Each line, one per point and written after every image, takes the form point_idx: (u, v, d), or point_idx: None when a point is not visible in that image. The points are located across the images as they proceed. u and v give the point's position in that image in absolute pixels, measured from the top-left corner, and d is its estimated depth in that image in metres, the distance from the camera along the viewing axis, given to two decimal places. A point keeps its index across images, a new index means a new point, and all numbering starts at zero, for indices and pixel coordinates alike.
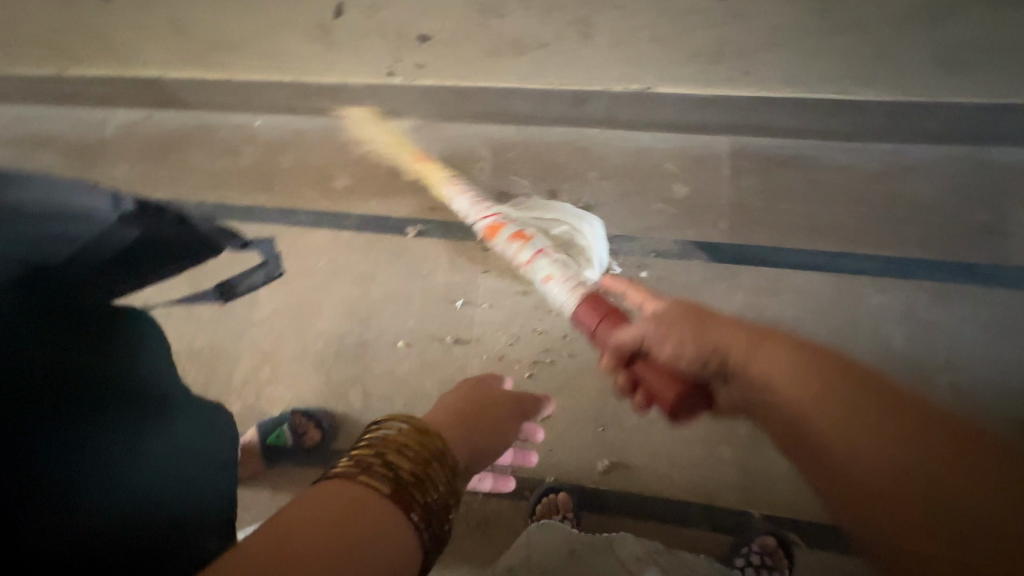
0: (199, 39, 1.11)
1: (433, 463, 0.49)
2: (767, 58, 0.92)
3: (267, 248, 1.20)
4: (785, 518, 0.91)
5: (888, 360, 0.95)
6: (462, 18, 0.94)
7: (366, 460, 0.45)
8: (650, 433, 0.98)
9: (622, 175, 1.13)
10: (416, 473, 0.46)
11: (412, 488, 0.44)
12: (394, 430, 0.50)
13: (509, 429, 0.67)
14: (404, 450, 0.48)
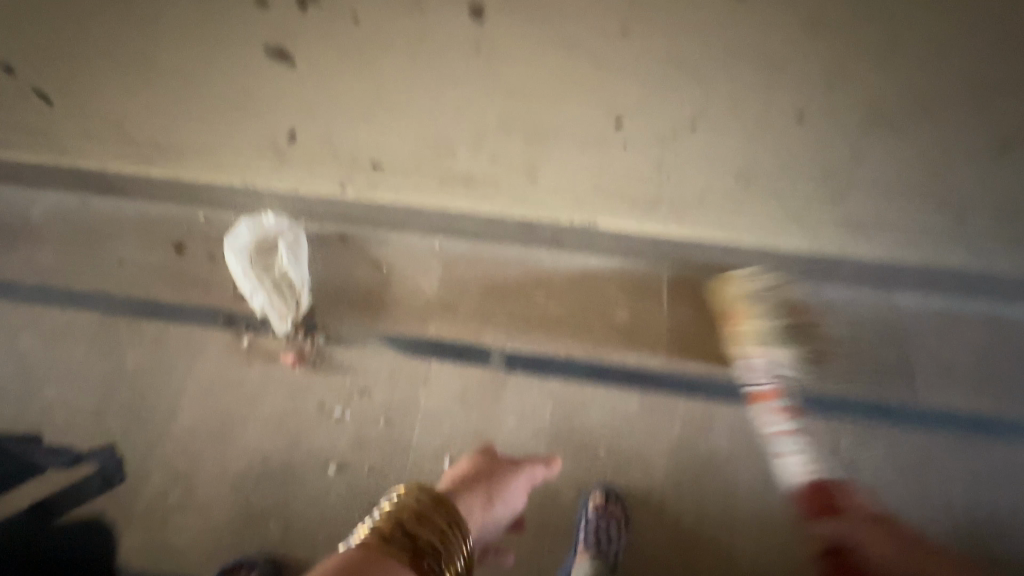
0: (143, 142, 1.08)
1: (453, 529, 0.54)
2: (698, 211, 0.99)
3: (196, 353, 1.14)
4: None
5: None
6: (413, 154, 0.96)
7: (385, 530, 0.51)
8: None
9: (567, 296, 1.17)
10: (435, 544, 0.51)
11: (430, 559, 0.50)
12: (411, 497, 0.54)
13: (518, 495, 0.65)
14: (421, 518, 0.53)
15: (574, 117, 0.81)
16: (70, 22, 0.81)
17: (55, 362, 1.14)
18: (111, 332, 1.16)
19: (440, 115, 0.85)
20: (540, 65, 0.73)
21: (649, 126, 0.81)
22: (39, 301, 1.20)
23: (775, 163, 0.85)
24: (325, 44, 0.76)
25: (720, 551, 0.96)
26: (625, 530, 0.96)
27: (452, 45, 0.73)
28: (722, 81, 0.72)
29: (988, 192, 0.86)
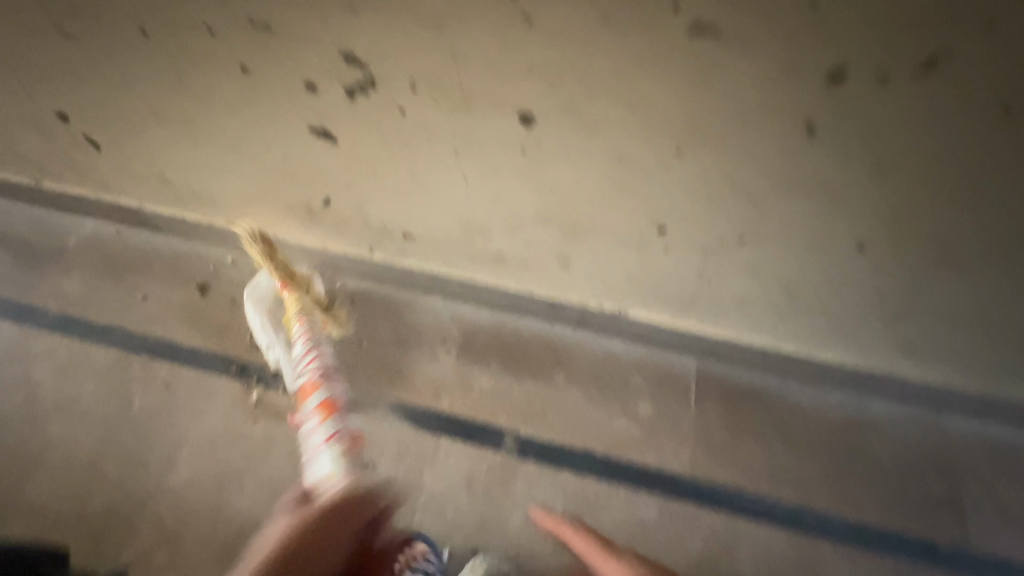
0: (181, 191, 1.09)
1: None
2: (734, 314, 0.94)
3: (204, 402, 1.11)
4: None
5: None
6: (444, 231, 0.94)
7: None
8: None
9: (588, 382, 1.12)
10: None
11: None
12: None
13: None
14: None
15: (614, 216, 0.79)
16: (134, 83, 0.84)
17: (63, 397, 1.12)
18: (123, 371, 1.15)
19: (475, 202, 0.84)
20: (583, 168, 0.73)
21: (691, 233, 0.78)
22: (59, 330, 1.20)
23: (827, 281, 0.81)
24: (368, 125, 0.76)
25: None
26: None
27: (499, 142, 0.73)
28: (771, 200, 0.70)
29: None
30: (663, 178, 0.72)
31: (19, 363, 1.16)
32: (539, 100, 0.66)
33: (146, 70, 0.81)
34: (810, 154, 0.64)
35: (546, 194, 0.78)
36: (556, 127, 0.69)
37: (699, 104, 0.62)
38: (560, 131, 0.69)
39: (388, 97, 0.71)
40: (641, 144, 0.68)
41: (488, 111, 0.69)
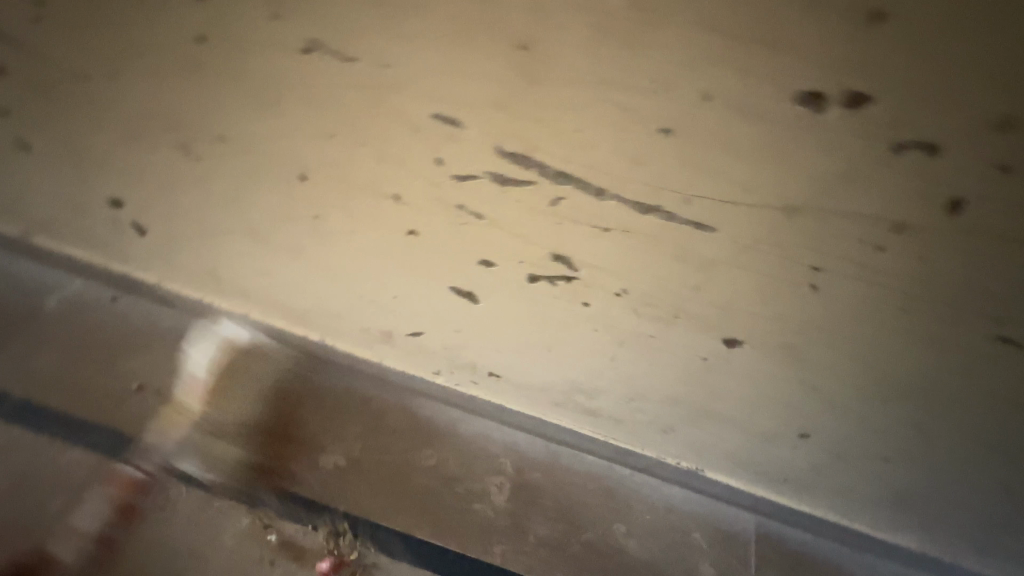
0: (224, 289, 0.90)
1: None
2: (826, 497, 0.91)
3: (206, 538, 0.91)
4: None
5: None
6: (547, 382, 0.84)
7: None
8: None
9: (650, 536, 1.03)
10: None
11: None
12: None
13: None
14: None
15: (770, 420, 0.74)
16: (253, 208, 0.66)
17: (18, 518, 0.89)
18: (105, 486, 0.93)
19: (610, 374, 0.73)
20: (774, 386, 0.68)
21: (832, 449, 0.76)
22: (20, 422, 0.96)
23: (931, 501, 0.81)
24: (530, 305, 0.64)
25: None
26: None
27: (689, 349, 0.65)
28: (926, 441, 0.71)
29: None
30: (841, 407, 0.69)
31: None
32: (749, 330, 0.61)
33: (281, 204, 0.64)
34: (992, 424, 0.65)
35: (713, 391, 0.71)
36: (762, 351, 0.63)
37: (916, 371, 0.61)
38: (766, 357, 0.64)
39: (584, 291, 0.60)
40: (838, 380, 0.66)
41: (691, 325, 0.62)
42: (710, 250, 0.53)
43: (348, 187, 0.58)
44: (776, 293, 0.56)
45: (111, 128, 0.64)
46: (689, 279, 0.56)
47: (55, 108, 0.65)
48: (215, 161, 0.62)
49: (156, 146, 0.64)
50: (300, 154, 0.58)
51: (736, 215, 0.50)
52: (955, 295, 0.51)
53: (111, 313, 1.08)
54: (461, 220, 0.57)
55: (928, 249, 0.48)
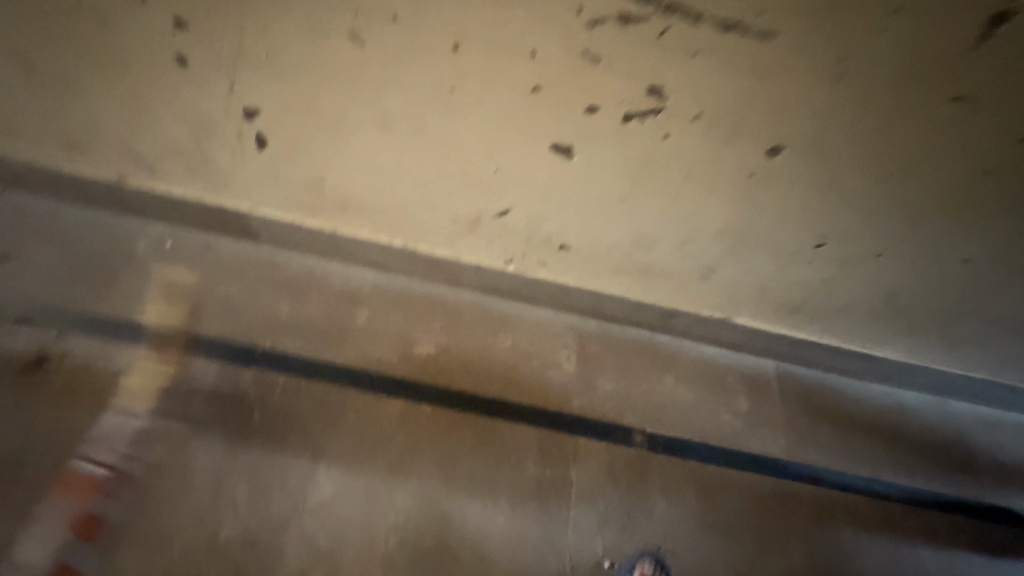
0: (328, 197, 1.03)
1: None
2: (830, 319, 1.14)
3: (333, 416, 1.05)
4: None
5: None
6: (612, 243, 1.03)
7: None
8: None
9: (694, 383, 1.24)
10: None
11: None
12: None
13: None
14: None
15: (795, 236, 0.94)
16: (397, 91, 0.79)
17: (166, 417, 1.00)
18: (234, 385, 1.05)
19: (670, 216, 0.93)
20: (808, 199, 0.86)
21: (841, 257, 0.97)
22: (144, 341, 1.07)
23: (912, 293, 1.03)
24: (618, 151, 0.82)
25: None
26: None
27: (741, 169, 0.82)
28: (913, 230, 0.89)
29: None
30: (861, 210, 0.87)
31: (101, 377, 1.01)
32: (794, 137, 0.77)
33: (423, 80, 0.77)
34: (969, 200, 0.83)
35: (755, 213, 0.90)
36: (800, 158, 0.80)
37: (916, 158, 0.78)
38: (805, 164, 0.80)
39: (668, 124, 0.77)
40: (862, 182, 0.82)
41: (749, 141, 0.78)
42: (772, 57, 0.68)
43: (497, 51, 0.72)
44: (813, 91, 0.71)
45: (274, 14, 0.73)
46: (753, 90, 0.72)
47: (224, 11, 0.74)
48: (377, 44, 0.73)
49: (316, 33, 0.74)
50: (464, 24, 0.69)
51: (803, 17, 0.64)
52: (935, 72, 0.68)
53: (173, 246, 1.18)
54: (584, 67, 0.72)
55: (918, 38, 0.65)
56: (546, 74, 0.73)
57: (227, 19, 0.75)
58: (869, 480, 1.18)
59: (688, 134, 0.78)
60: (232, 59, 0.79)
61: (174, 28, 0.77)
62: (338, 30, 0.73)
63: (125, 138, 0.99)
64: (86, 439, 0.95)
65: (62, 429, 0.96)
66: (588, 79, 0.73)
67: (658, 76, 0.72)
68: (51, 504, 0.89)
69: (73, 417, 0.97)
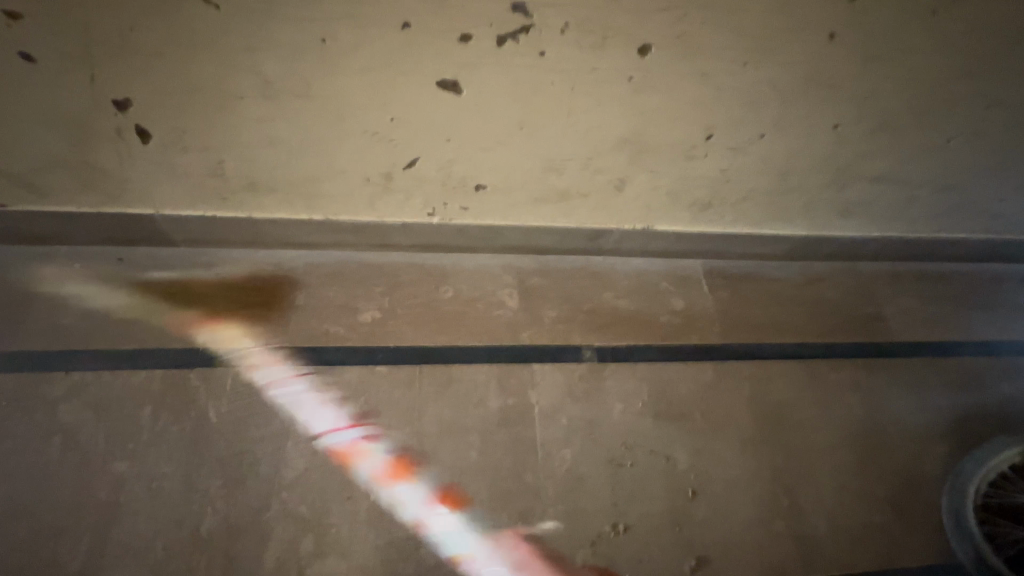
0: (233, 181, 1.01)
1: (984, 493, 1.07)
2: (738, 208, 1.24)
3: (291, 395, 1.07)
4: (815, 552, 1.04)
5: (843, 416, 1.21)
6: (525, 174, 1.06)
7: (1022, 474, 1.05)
8: (720, 500, 1.07)
9: (631, 294, 1.32)
10: (881, 462, 1.16)
11: (867, 457, 1.16)
12: None
13: None
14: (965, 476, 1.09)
15: (686, 131, 1.01)
16: (271, 53, 0.79)
17: (118, 432, 0.98)
18: (181, 389, 1.04)
19: (569, 134, 0.97)
20: (685, 93, 0.93)
21: (734, 145, 1.05)
22: (75, 364, 1.04)
23: (800, 168, 1.14)
24: (505, 74, 0.85)
25: (808, 468, 1.13)
26: (726, 469, 1.11)
27: (624, 74, 0.89)
28: (784, 105, 0.99)
29: (941, 168, 1.19)
30: (733, 94, 0.95)
31: (36, 410, 0.98)
32: (657, 31, 0.83)
33: (293, 35, 0.77)
34: (820, 65, 0.93)
35: (644, 114, 0.96)
36: (669, 54, 0.87)
37: (767, 34, 0.87)
38: (676, 59, 0.87)
39: (541, 40, 0.82)
40: (725, 65, 0.90)
41: (619, 43, 0.84)
42: None
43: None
44: None
45: None
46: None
47: None
48: (234, 5, 0.73)
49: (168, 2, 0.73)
50: None
51: None
52: None
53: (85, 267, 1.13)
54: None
55: None
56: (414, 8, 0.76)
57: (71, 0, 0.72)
58: (795, 343, 1.31)
59: (561, 47, 0.83)
60: (87, 47, 0.76)
61: (11, 22, 0.73)
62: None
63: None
64: (36, 473, 0.93)
65: (7, 469, 0.93)
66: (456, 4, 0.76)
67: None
68: (14, 539, 0.87)
69: (15, 455, 0.94)
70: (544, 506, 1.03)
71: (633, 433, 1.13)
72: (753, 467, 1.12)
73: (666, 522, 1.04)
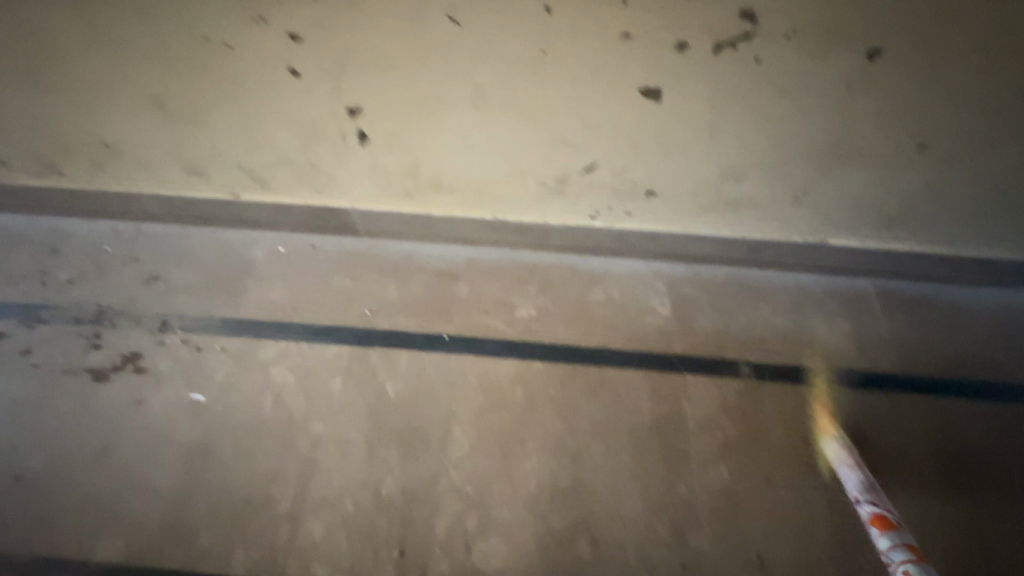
0: (423, 180, 1.11)
1: None
2: (931, 226, 1.13)
3: (455, 379, 1.15)
4: None
5: None
6: (699, 179, 1.05)
7: None
8: None
9: (792, 310, 1.25)
10: None
11: None
12: None
13: None
14: None
15: (886, 139, 0.95)
16: (491, 63, 0.86)
17: (313, 397, 1.13)
18: (364, 365, 1.16)
19: (756, 142, 0.97)
20: (898, 99, 0.89)
21: (951, 154, 0.98)
22: (280, 334, 1.20)
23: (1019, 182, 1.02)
24: (709, 82, 0.88)
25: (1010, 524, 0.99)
26: (906, 512, 1.00)
27: (842, 79, 0.87)
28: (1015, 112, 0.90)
29: None
30: (954, 96, 0.89)
31: (253, 370, 1.15)
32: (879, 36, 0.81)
33: (519, 48, 0.84)
34: None
35: (845, 120, 0.92)
36: (888, 57, 0.84)
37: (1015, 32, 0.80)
38: (901, 61, 0.84)
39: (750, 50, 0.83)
40: (950, 69, 0.85)
41: (835, 51, 0.83)
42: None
43: (588, 7, 0.79)
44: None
45: (384, 10, 0.82)
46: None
47: (339, 14, 0.83)
48: (472, 21, 0.82)
49: (414, 19, 0.82)
50: None
51: None
52: None
53: (288, 251, 1.31)
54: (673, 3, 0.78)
55: None
56: (636, 16, 0.80)
57: (343, 21, 0.84)
58: (991, 380, 1.15)
59: (776, 50, 0.83)
60: (340, 63, 0.89)
61: (289, 43, 0.88)
62: (436, 18, 0.82)
63: (239, 156, 1.10)
64: (254, 425, 1.09)
65: (233, 419, 1.10)
66: (681, 15, 0.79)
67: (745, 2, 0.78)
68: (238, 480, 1.03)
69: (240, 407, 1.11)
70: (699, 519, 1.00)
71: (793, 456, 1.07)
72: (939, 513, 1.00)
73: (832, 556, 0.97)
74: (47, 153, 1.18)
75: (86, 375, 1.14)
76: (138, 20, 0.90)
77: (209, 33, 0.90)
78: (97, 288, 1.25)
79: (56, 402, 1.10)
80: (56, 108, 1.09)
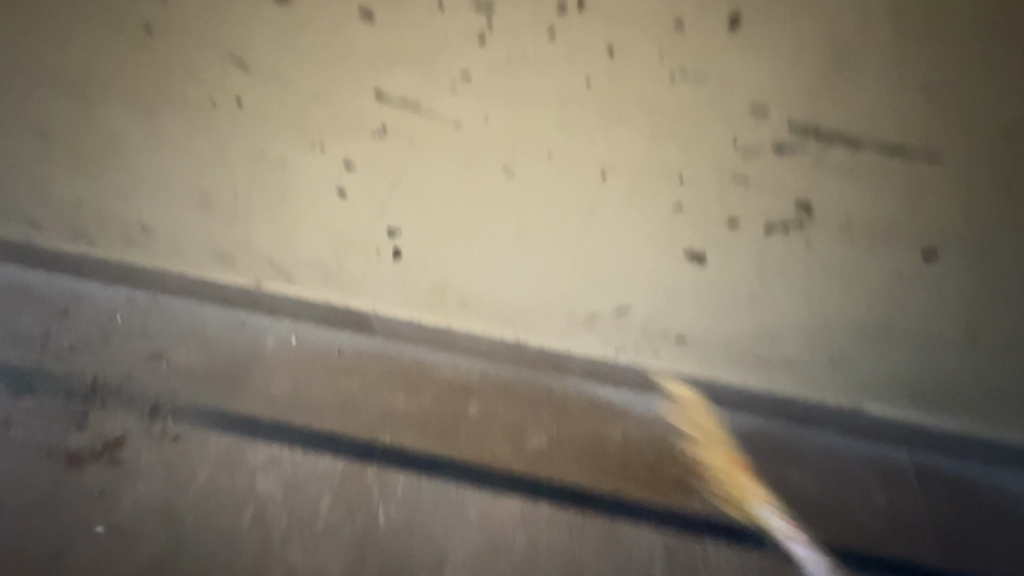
0: (449, 297, 1.09)
1: None
2: (944, 400, 1.16)
3: (453, 513, 1.05)
4: None
5: None
6: (721, 334, 1.09)
7: None
8: None
9: (824, 476, 1.14)
10: None
11: None
12: None
13: None
14: None
15: (892, 319, 1.04)
16: (539, 208, 0.96)
17: (297, 515, 1.03)
18: (358, 483, 1.07)
19: (774, 307, 1.04)
20: (900, 288, 1.00)
21: (951, 339, 1.06)
22: (274, 436, 1.13)
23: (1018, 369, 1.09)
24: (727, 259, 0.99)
25: None
26: None
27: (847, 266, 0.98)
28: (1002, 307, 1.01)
29: None
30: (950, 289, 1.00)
31: (240, 474, 1.07)
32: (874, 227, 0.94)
33: (571, 204, 0.96)
34: None
35: (854, 297, 1.02)
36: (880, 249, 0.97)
37: (992, 241, 0.94)
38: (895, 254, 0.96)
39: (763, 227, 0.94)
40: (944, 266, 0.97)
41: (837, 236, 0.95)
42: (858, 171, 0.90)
43: (622, 179, 0.93)
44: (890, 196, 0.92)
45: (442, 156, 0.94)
46: (831, 193, 0.91)
47: (398, 150, 0.94)
48: (524, 176, 0.94)
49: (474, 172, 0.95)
50: (604, 159, 0.91)
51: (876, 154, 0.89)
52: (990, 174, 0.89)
53: (299, 344, 1.27)
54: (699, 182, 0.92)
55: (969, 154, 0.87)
56: (666, 191, 0.93)
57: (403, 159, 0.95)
58: None
59: (789, 231, 0.95)
60: (389, 194, 0.99)
61: (344, 170, 0.97)
62: (493, 170, 0.94)
63: (268, 250, 1.10)
64: (225, 542, 0.98)
65: (205, 530, 0.99)
66: (705, 193, 0.93)
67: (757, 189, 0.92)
68: None
69: (216, 516, 1.01)
70: None
71: None
72: None
73: None
74: (89, 225, 1.21)
75: (60, 457, 1.05)
76: (210, 130, 0.98)
77: (274, 151, 0.98)
78: (97, 357, 1.20)
79: (16, 488, 0.99)
80: (102, 187, 1.11)
